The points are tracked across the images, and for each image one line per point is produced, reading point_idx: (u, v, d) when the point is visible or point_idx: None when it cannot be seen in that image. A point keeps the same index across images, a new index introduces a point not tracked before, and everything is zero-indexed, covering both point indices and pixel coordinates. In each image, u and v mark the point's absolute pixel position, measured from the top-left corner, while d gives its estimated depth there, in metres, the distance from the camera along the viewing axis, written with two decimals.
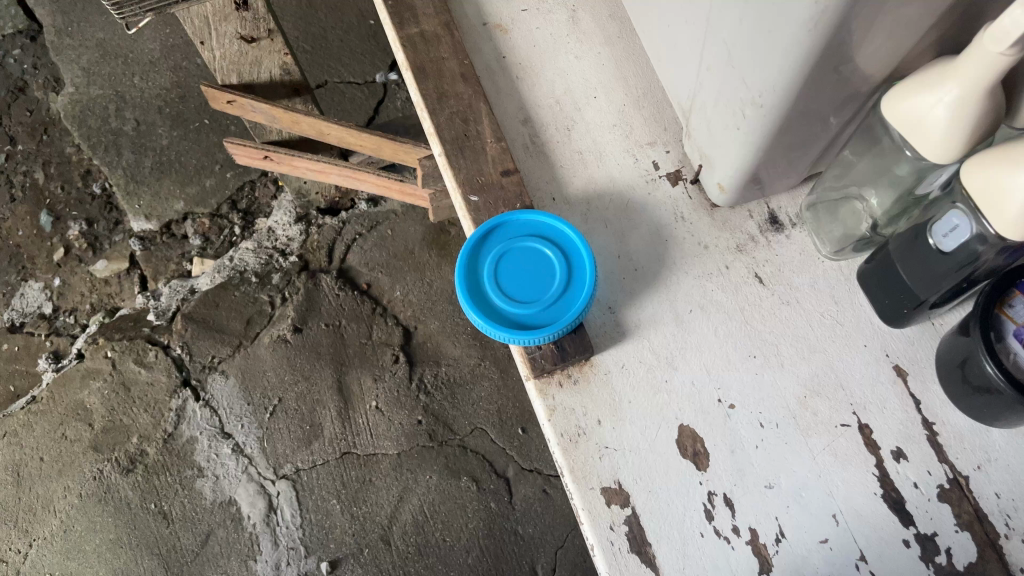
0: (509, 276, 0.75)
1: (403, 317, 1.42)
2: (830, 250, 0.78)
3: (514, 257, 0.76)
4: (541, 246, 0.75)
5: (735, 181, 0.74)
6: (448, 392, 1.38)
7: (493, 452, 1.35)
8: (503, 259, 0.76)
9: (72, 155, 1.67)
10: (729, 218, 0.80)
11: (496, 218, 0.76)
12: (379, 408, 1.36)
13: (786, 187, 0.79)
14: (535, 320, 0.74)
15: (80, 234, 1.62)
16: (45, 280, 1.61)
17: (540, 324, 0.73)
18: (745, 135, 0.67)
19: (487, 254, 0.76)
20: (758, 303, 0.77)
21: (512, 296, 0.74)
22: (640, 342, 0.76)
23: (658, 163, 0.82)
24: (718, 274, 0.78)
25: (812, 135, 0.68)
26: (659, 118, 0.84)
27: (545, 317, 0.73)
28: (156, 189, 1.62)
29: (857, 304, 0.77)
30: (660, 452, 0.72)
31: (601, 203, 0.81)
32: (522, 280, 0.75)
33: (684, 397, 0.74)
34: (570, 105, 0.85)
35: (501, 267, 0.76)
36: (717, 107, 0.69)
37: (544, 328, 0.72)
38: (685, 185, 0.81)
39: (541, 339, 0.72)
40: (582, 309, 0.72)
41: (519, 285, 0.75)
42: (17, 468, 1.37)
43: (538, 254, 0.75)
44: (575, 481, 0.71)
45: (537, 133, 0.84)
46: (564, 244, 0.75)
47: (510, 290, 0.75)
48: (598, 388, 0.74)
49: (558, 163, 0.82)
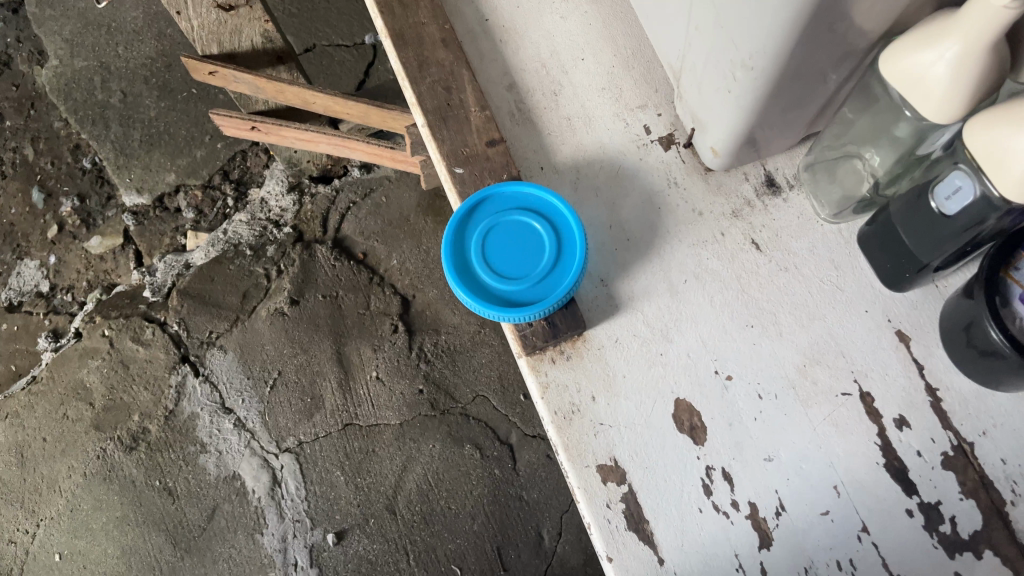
0: (497, 251, 0.73)
1: (401, 286, 1.40)
2: (829, 213, 0.75)
3: (502, 231, 0.74)
4: (530, 219, 0.73)
5: (729, 145, 0.71)
6: (448, 360, 1.36)
7: (496, 419, 1.34)
8: (491, 234, 0.73)
9: (60, 129, 1.64)
10: (724, 182, 0.77)
11: (482, 191, 0.74)
12: (380, 378, 1.35)
13: (783, 148, 0.76)
14: (526, 296, 0.72)
15: (72, 210, 1.60)
16: (41, 258, 1.60)
17: (531, 301, 0.71)
18: (737, 99, 0.64)
19: (475, 229, 0.74)
20: (755, 270, 0.74)
21: (501, 272, 0.72)
22: (634, 315, 0.73)
23: (649, 126, 0.79)
24: (713, 241, 0.75)
25: (807, 94, 0.65)
26: (650, 79, 0.80)
27: (536, 293, 0.72)
28: (146, 162, 1.59)
29: (858, 268, 0.74)
30: (656, 428, 0.70)
31: (591, 170, 0.78)
32: (512, 255, 0.73)
33: (680, 370, 0.72)
34: (556, 68, 0.81)
35: (490, 243, 0.73)
36: (707, 70, 0.66)
37: (534, 305, 0.70)
38: (678, 149, 0.78)
39: (532, 316, 0.70)
40: (574, 284, 0.70)
41: (508, 260, 0.73)
42: (20, 449, 1.37)
43: (527, 227, 0.73)
44: (570, 459, 0.70)
45: (523, 99, 0.80)
46: (553, 216, 0.73)
47: (499, 266, 0.73)
48: (591, 363, 0.72)
49: (546, 130, 0.79)
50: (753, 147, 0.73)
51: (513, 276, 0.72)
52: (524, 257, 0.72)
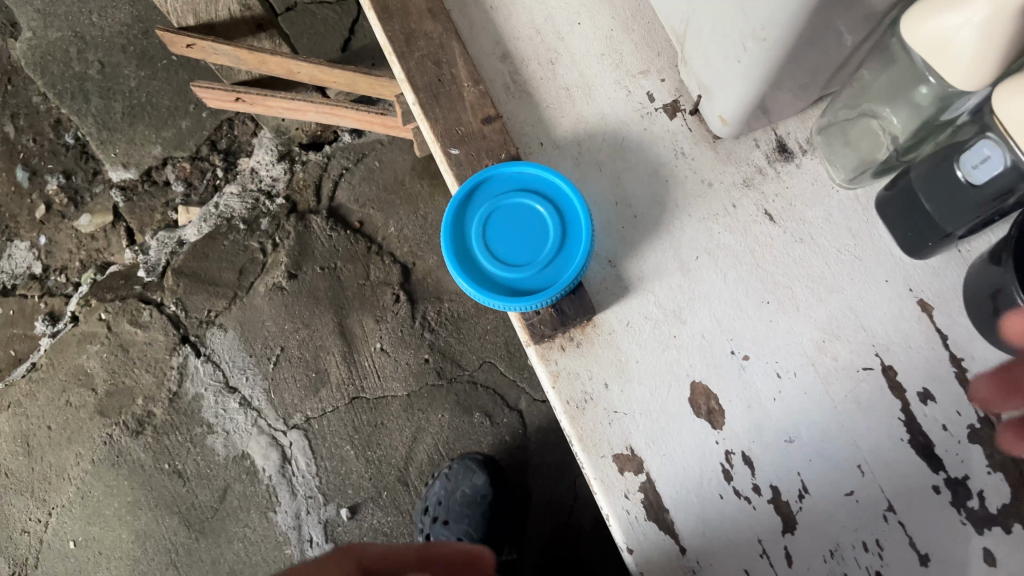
0: (499, 237, 0.70)
1: (400, 254, 1.37)
2: (844, 177, 0.71)
3: (503, 214, 0.70)
4: (532, 202, 0.69)
5: (739, 114, 0.67)
6: (452, 328, 1.33)
7: (504, 385, 1.32)
8: (491, 218, 0.70)
9: (39, 104, 1.58)
10: (734, 149, 0.73)
11: (480, 173, 0.70)
12: (384, 349, 1.33)
13: (795, 111, 0.72)
14: (531, 284, 0.69)
15: (59, 188, 1.57)
16: (31, 239, 1.57)
17: (537, 288, 0.68)
18: (748, 69, 0.60)
19: (474, 213, 0.71)
20: (769, 243, 0.71)
21: (503, 258, 0.69)
22: (645, 296, 0.70)
23: (653, 93, 0.75)
24: (724, 214, 0.72)
25: (822, 59, 0.61)
26: (651, 42, 0.75)
27: (541, 280, 0.69)
28: (131, 135, 1.53)
29: (876, 235, 0.71)
30: (673, 413, 0.68)
31: (593, 144, 0.74)
32: (514, 240, 0.69)
33: (695, 352, 0.69)
34: (551, 35, 0.77)
35: (491, 228, 0.70)
36: (715, 38, 0.62)
37: (540, 295, 0.67)
38: (684, 117, 0.74)
39: (538, 305, 0.67)
40: (581, 270, 0.67)
41: (511, 245, 0.69)
42: (26, 438, 1.36)
43: (529, 210, 0.70)
44: (585, 450, 0.68)
45: (518, 69, 0.76)
46: (556, 198, 0.70)
47: (502, 252, 0.69)
48: (603, 348, 0.70)
49: (544, 101, 0.75)
50: (764, 113, 0.69)
51: (516, 262, 0.69)
52: (526, 242, 0.69)
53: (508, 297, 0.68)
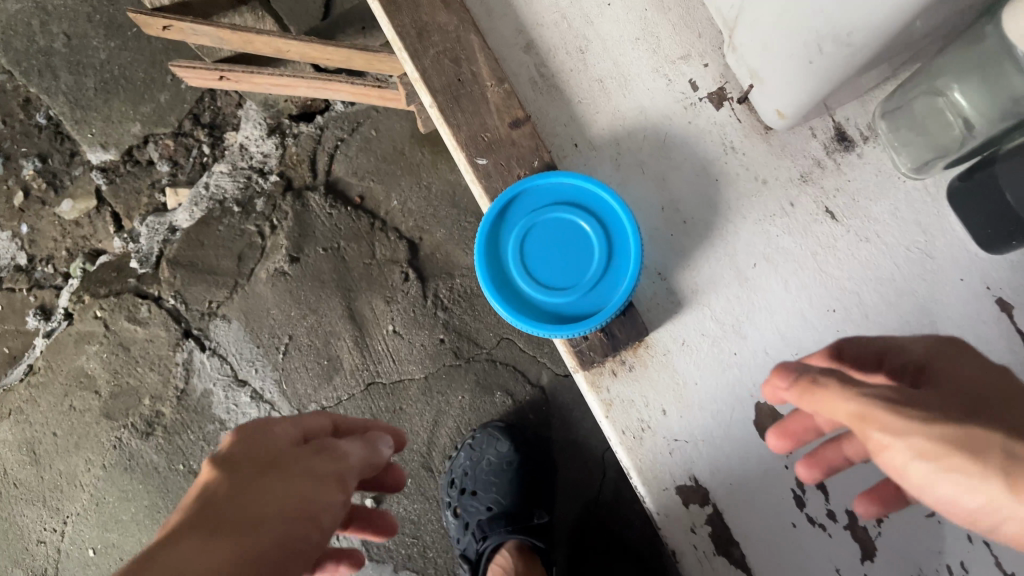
0: (538, 256, 0.63)
1: (405, 230, 1.30)
2: (909, 167, 0.64)
3: (542, 231, 0.64)
4: (574, 217, 0.63)
5: (801, 108, 0.60)
6: (467, 305, 1.28)
7: (524, 361, 1.26)
8: (529, 237, 0.64)
9: (5, 83, 1.44)
10: (789, 141, 0.66)
11: (514, 187, 0.63)
12: (397, 331, 1.28)
13: (856, 95, 0.65)
14: (578, 307, 0.63)
15: (36, 173, 1.46)
16: (12, 229, 1.47)
17: (585, 313, 0.63)
18: (818, 65, 0.53)
19: (510, 231, 0.64)
20: (832, 244, 0.65)
21: (545, 282, 0.63)
22: (701, 311, 0.65)
23: (696, 81, 0.67)
24: (782, 215, 0.66)
25: (899, 50, 0.54)
26: (691, 22, 0.68)
27: (589, 303, 0.63)
28: (106, 113, 1.42)
29: (948, 228, 0.64)
30: (737, 438, 0.63)
31: (633, 143, 0.68)
32: (556, 260, 0.63)
33: (757, 368, 0.64)
34: (578, 18, 0.69)
35: (528, 247, 0.64)
36: (778, 32, 0.55)
37: (589, 322, 0.61)
38: (731, 106, 0.67)
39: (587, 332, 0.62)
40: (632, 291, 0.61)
41: (553, 267, 0.63)
42: (32, 446, 1.31)
43: (570, 226, 0.63)
44: (644, 482, 0.63)
45: (544, 61, 0.69)
46: (600, 211, 0.63)
47: (543, 275, 0.63)
48: (658, 371, 0.65)
49: (575, 96, 0.68)
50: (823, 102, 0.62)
51: (560, 286, 0.63)
52: (569, 262, 0.63)
53: (554, 327, 0.62)
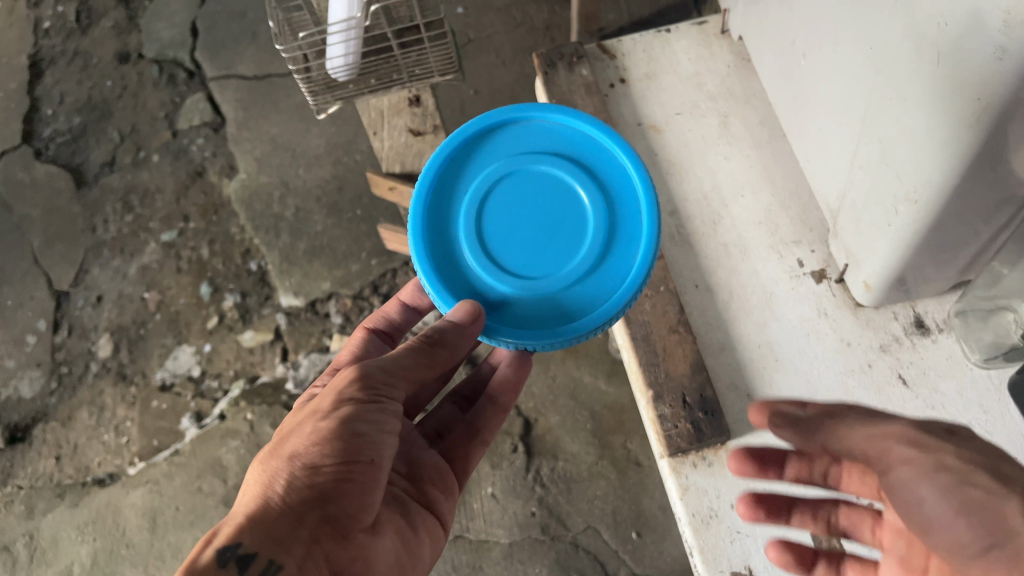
0: (500, 230, 0.73)
1: (525, 408, 1.43)
2: (980, 357, 0.76)
3: (494, 192, 0.75)
4: (528, 166, 0.75)
5: (882, 281, 0.76)
6: (564, 487, 1.38)
7: (605, 553, 1.33)
8: (486, 209, 0.74)
9: (235, 235, 1.71)
10: (873, 318, 0.81)
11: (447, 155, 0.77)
12: (495, 495, 1.38)
13: (934, 292, 0.79)
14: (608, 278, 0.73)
15: (233, 305, 1.64)
16: (197, 345, 1.61)
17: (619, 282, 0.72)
18: (895, 219, 0.68)
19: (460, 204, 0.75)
20: (901, 406, 0.77)
21: (533, 259, 0.72)
22: (778, 432, 0.77)
23: (803, 260, 0.86)
24: (860, 372, 0.79)
25: (959, 240, 0.68)
26: (806, 219, 0.89)
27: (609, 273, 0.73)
28: (306, 269, 1.65)
29: (1008, 414, 0.74)
30: (792, 542, 0.72)
31: (744, 300, 0.86)
32: (527, 221, 0.73)
33: (821, 490, 0.74)
34: (717, 201, 0.92)
35: (489, 234, 0.73)
36: (867, 202, 0.73)
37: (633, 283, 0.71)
38: (830, 283, 0.85)
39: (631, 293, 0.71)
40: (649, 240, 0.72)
41: (526, 236, 0.73)
42: (153, 514, 1.47)
43: (530, 179, 0.75)
44: (704, 562, 0.73)
45: (683, 224, 0.91)
46: (565, 153, 0.76)
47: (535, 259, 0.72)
48: (754, 302, 0.85)
49: (703, 253, 0.89)
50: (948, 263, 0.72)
51: (560, 260, 0.72)
52: (551, 221, 0.73)
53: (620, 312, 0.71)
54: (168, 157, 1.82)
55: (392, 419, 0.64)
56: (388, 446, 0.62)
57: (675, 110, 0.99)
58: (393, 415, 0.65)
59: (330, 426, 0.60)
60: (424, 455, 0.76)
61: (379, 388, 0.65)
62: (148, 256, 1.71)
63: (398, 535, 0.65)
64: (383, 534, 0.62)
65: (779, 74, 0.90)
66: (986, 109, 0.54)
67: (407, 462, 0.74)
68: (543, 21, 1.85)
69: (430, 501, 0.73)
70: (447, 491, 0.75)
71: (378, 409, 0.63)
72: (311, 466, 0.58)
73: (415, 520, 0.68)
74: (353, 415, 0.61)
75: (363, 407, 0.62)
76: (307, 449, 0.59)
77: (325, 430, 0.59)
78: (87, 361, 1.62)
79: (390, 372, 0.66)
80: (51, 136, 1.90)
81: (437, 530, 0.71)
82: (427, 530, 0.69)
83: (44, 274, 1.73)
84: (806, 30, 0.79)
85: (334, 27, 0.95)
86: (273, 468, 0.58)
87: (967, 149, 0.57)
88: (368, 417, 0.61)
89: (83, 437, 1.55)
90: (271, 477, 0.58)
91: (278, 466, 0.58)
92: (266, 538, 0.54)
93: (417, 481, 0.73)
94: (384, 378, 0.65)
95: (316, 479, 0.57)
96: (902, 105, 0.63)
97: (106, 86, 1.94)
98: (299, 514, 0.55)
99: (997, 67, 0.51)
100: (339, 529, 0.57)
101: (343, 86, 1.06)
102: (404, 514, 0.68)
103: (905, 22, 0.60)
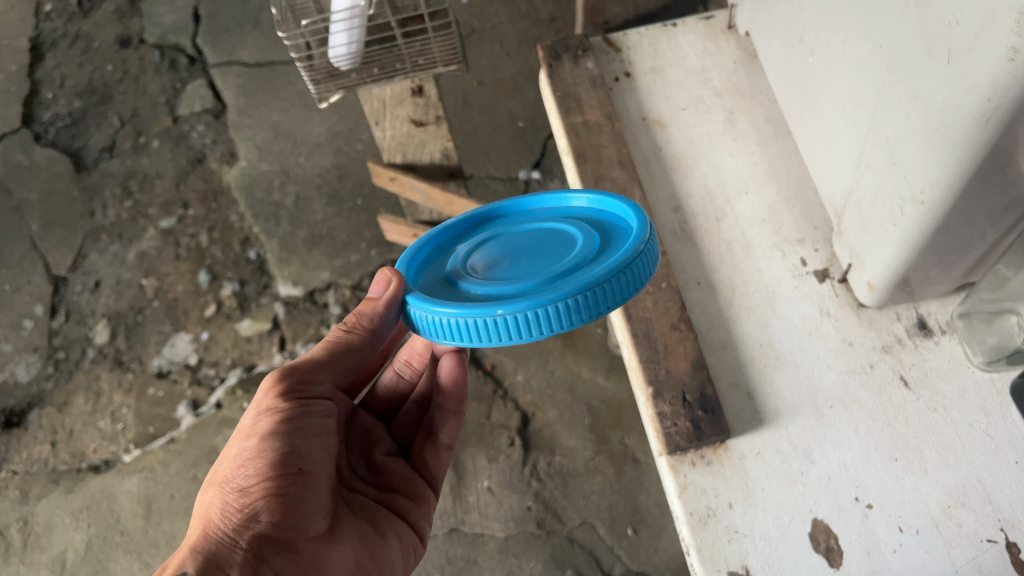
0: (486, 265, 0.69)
1: (522, 402, 1.44)
2: (982, 359, 0.76)
3: (496, 246, 0.72)
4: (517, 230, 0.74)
5: (885, 282, 0.75)
6: (560, 482, 1.37)
7: (600, 549, 1.32)
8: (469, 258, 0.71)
9: (235, 223, 1.70)
10: (876, 318, 0.81)
11: (467, 226, 0.77)
12: (491, 489, 1.38)
13: (937, 294, 0.79)
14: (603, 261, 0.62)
15: (231, 293, 1.63)
16: (195, 333, 1.60)
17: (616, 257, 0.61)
18: (901, 218, 0.67)
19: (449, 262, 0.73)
20: (902, 406, 0.76)
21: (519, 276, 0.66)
22: (778, 432, 0.77)
23: (806, 259, 0.86)
24: (862, 372, 0.78)
25: (964, 241, 0.67)
26: (810, 218, 0.88)
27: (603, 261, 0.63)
28: (306, 259, 1.64)
29: (1010, 418, 0.73)
30: (792, 543, 0.71)
31: (746, 299, 0.85)
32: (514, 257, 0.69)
33: (820, 490, 0.73)
34: (721, 198, 0.91)
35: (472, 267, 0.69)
36: (874, 201, 0.71)
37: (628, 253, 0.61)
38: (832, 283, 0.84)
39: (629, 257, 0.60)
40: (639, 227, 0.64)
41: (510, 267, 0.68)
42: (148, 502, 1.46)
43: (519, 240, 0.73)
44: (702, 561, 0.71)
45: (686, 220, 0.91)
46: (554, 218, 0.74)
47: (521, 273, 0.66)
48: (756, 301, 0.84)
49: (706, 250, 0.89)
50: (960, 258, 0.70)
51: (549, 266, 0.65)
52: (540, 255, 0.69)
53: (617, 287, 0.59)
54: (168, 142, 1.81)
55: (315, 421, 0.68)
56: (316, 451, 0.66)
57: (680, 105, 0.98)
58: (318, 412, 0.69)
59: (253, 443, 0.64)
60: (391, 465, 0.81)
61: (300, 390, 0.69)
62: (147, 242, 1.70)
63: (360, 539, 0.69)
64: (341, 543, 0.66)
65: (788, 71, 0.89)
66: (999, 109, 0.52)
67: (377, 473, 0.80)
68: (548, 13, 1.84)
69: (397, 505, 0.78)
70: (416, 498, 0.81)
71: (300, 413, 0.67)
72: (241, 489, 0.62)
73: (383, 527, 0.73)
74: (272, 429, 0.64)
75: (282, 415, 0.66)
76: (235, 472, 0.63)
77: (250, 450, 0.64)
78: (84, 347, 1.61)
79: (307, 372, 0.70)
80: (51, 120, 1.89)
81: (407, 535, 0.77)
82: (396, 537, 0.74)
83: (42, 258, 1.72)
84: (815, 28, 0.79)
85: (338, 15, 0.94)
86: (210, 498, 0.63)
87: (978, 149, 0.56)
88: (291, 427, 0.65)
89: (78, 423, 1.54)
90: (209, 507, 0.62)
91: (214, 495, 0.63)
92: (209, 564, 0.57)
93: (385, 489, 0.79)
94: (302, 378, 0.69)
95: (249, 499, 0.61)
96: (912, 103, 0.61)
97: (107, 70, 1.93)
98: (237, 537, 0.60)
99: (1008, 67, 0.50)
100: (281, 544, 0.61)
101: (346, 75, 1.05)
102: (371, 521, 0.72)
103: (917, 19, 0.59)
